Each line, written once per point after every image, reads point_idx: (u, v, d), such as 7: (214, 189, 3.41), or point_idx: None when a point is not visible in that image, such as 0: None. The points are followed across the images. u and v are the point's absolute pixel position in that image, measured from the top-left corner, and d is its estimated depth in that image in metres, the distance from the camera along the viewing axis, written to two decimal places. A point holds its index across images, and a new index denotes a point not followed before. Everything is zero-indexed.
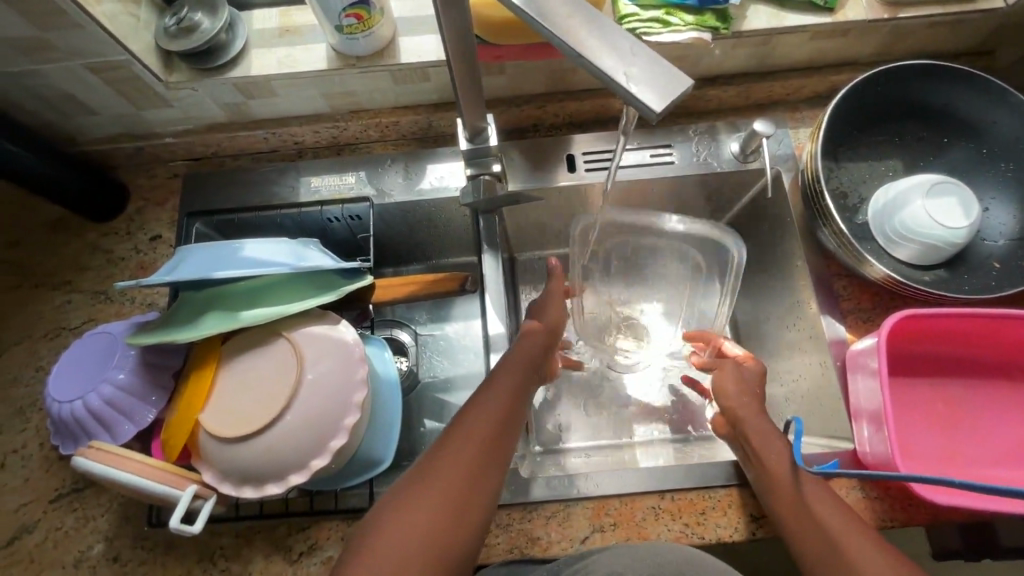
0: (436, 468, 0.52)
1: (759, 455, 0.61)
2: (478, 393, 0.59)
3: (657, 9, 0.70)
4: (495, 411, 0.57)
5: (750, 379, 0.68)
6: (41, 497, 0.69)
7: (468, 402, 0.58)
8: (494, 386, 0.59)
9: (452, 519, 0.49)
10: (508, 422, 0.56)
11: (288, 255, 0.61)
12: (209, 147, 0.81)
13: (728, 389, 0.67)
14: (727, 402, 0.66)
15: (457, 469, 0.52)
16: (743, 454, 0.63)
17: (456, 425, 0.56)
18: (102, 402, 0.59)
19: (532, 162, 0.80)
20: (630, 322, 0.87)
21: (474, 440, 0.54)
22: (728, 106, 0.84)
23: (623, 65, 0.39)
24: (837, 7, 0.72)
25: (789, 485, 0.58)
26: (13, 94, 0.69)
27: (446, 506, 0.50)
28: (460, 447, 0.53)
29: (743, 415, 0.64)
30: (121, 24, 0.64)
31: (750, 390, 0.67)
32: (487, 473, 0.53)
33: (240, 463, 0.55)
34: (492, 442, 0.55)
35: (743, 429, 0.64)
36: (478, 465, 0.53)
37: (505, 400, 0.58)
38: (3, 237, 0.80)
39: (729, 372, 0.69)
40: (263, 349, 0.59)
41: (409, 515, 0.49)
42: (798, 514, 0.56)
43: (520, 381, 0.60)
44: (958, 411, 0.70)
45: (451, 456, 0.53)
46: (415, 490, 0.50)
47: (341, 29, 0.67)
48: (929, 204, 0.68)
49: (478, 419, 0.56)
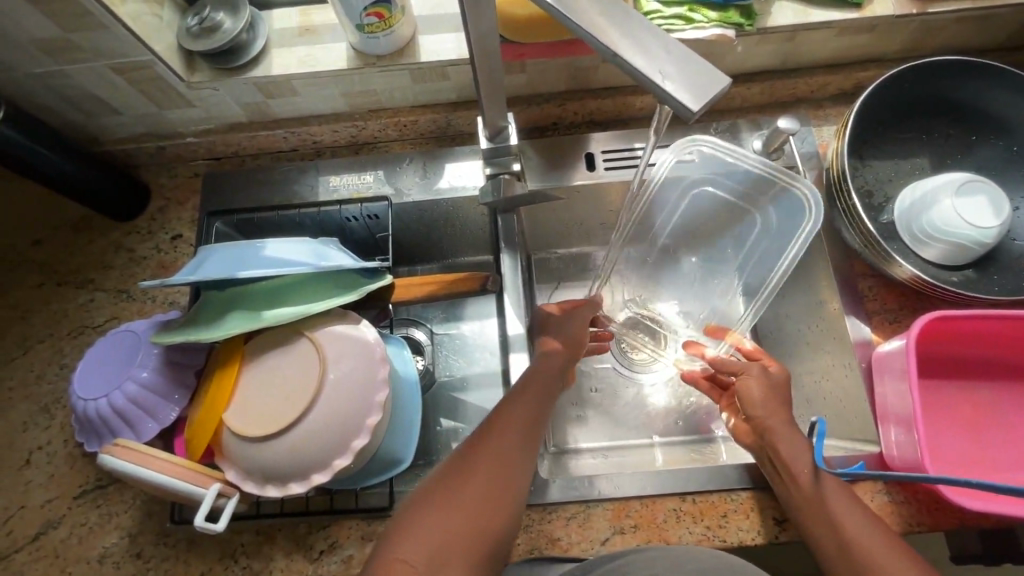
0: (463, 475, 0.52)
1: (783, 462, 0.60)
2: (506, 401, 0.60)
3: (681, 6, 0.69)
4: (523, 419, 0.58)
5: (775, 386, 0.66)
6: (66, 493, 0.69)
7: (494, 410, 0.59)
8: (521, 395, 0.60)
9: (480, 526, 0.50)
10: (535, 429, 0.58)
11: (310, 255, 0.62)
12: (230, 147, 0.82)
13: (753, 395, 0.65)
14: (754, 410, 0.64)
15: (484, 477, 0.52)
16: (765, 460, 0.62)
17: (484, 432, 0.56)
18: (126, 399, 0.60)
19: (551, 161, 0.79)
20: (647, 322, 0.88)
21: (506, 444, 0.55)
22: (751, 104, 0.82)
23: (658, 65, 0.38)
24: (865, 3, 0.71)
25: (811, 490, 0.58)
26: (40, 94, 0.70)
27: (474, 513, 0.50)
28: (488, 452, 0.54)
29: (768, 423, 0.63)
30: (145, 24, 0.65)
31: (774, 394, 0.65)
32: (514, 480, 0.54)
33: (264, 463, 0.55)
34: (520, 449, 0.55)
35: (769, 437, 0.62)
36: (510, 468, 0.54)
37: (531, 409, 0.59)
38: (27, 236, 0.81)
39: (755, 378, 0.66)
40: (286, 348, 0.59)
41: (436, 521, 0.49)
42: (820, 518, 0.56)
43: (545, 389, 0.62)
44: (987, 413, 0.68)
45: (478, 463, 0.53)
46: (442, 496, 0.51)
47: (362, 28, 0.67)
48: (958, 203, 0.67)
49: (505, 426, 0.57)
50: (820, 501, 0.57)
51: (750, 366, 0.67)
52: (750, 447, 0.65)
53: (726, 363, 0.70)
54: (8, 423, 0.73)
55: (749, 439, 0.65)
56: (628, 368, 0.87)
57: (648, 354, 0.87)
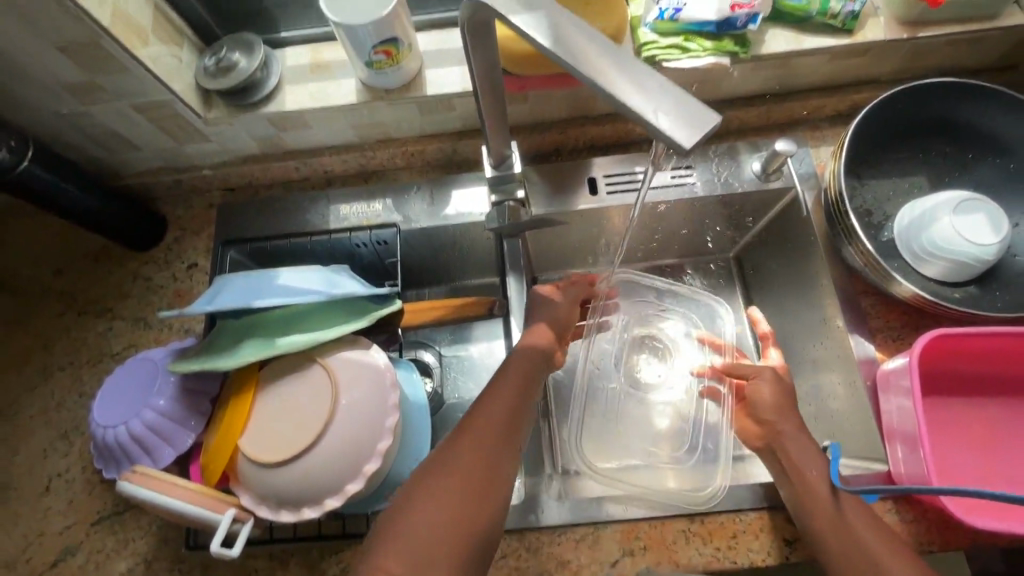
0: (448, 457, 0.54)
1: (792, 464, 0.62)
2: (494, 380, 0.61)
3: (677, 36, 0.72)
4: (508, 398, 0.59)
5: (786, 391, 0.68)
6: (83, 520, 0.71)
7: (475, 406, 0.58)
8: (505, 380, 0.60)
9: (464, 529, 0.50)
10: (521, 406, 0.59)
11: (321, 283, 0.64)
12: (244, 178, 0.85)
13: (763, 400, 0.67)
14: (765, 416, 0.67)
15: (465, 477, 0.52)
16: (772, 462, 0.64)
17: (466, 423, 0.57)
18: (144, 426, 0.62)
19: (554, 185, 0.81)
20: (646, 340, 0.87)
21: (491, 425, 0.56)
22: (750, 127, 0.84)
23: (653, 103, 0.39)
24: (856, 29, 0.73)
25: (824, 508, 0.58)
26: (64, 134, 0.73)
27: (457, 515, 0.50)
28: (474, 431, 0.55)
29: (780, 427, 0.65)
30: (165, 65, 0.68)
31: (784, 398, 0.67)
32: (498, 462, 0.54)
33: (277, 488, 0.56)
34: (506, 427, 0.57)
35: (780, 444, 0.64)
36: (494, 447, 0.55)
37: (518, 388, 0.60)
38: (49, 266, 0.84)
39: (767, 384, 0.68)
40: (298, 375, 0.60)
41: (418, 526, 0.49)
42: (842, 541, 0.56)
43: (526, 377, 0.61)
44: (994, 432, 0.68)
45: (459, 462, 0.53)
46: (421, 494, 0.51)
47: (370, 65, 0.70)
48: (956, 221, 0.68)
49: (486, 421, 0.56)
50: (839, 521, 0.57)
51: (762, 370, 0.69)
52: (759, 450, 0.68)
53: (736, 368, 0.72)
54: (29, 450, 0.75)
55: (757, 442, 0.68)
56: (635, 387, 0.84)
57: (657, 370, 0.85)
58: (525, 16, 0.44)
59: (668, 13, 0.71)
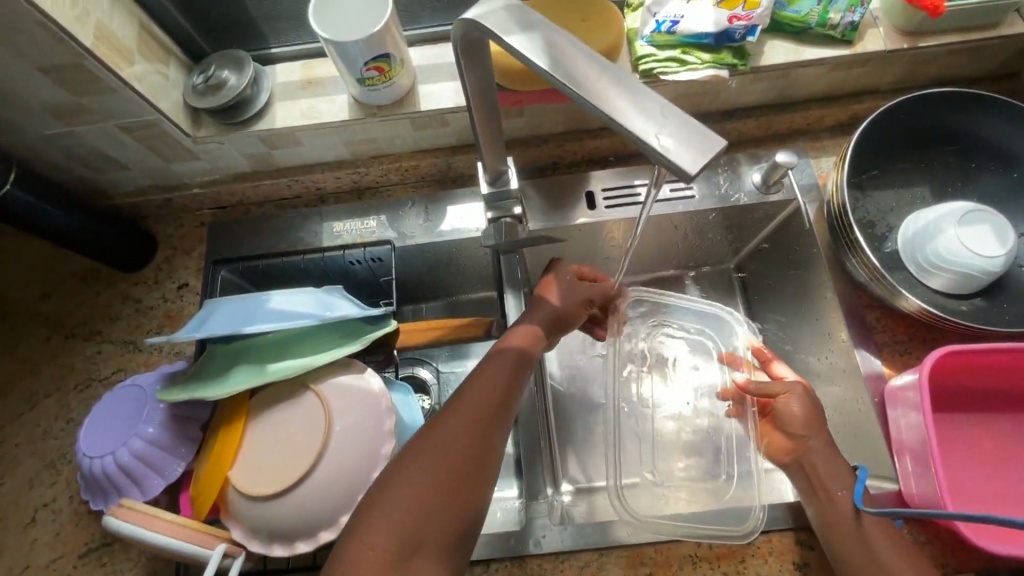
0: (432, 437, 0.51)
1: (819, 482, 0.61)
2: (483, 362, 0.58)
3: (674, 48, 0.71)
4: (497, 382, 0.56)
5: (817, 408, 0.66)
6: (70, 552, 0.68)
7: (460, 387, 0.56)
8: (495, 364, 0.57)
9: (453, 505, 0.48)
10: (509, 392, 0.56)
11: (315, 306, 0.62)
12: (235, 196, 0.83)
13: (792, 416, 0.66)
14: (795, 431, 0.65)
15: (454, 451, 0.50)
16: (800, 478, 0.63)
17: (452, 406, 0.54)
18: (132, 456, 0.60)
19: (552, 200, 0.80)
20: (649, 356, 0.81)
21: (479, 407, 0.53)
22: (750, 138, 0.83)
23: (655, 128, 0.37)
24: (855, 39, 0.72)
25: (853, 532, 0.57)
26: (49, 155, 0.72)
27: (446, 489, 0.48)
28: (461, 414, 0.52)
29: (812, 443, 0.63)
30: (151, 84, 0.67)
31: (814, 414, 0.65)
32: (484, 445, 0.51)
33: (270, 520, 0.54)
34: (493, 411, 0.54)
35: (809, 461, 0.63)
36: (481, 431, 0.52)
37: (508, 373, 0.57)
38: (36, 289, 0.82)
39: (798, 399, 0.66)
40: (292, 403, 0.58)
41: (404, 500, 0.47)
42: (876, 567, 0.55)
43: (516, 364, 0.58)
44: (1006, 448, 0.66)
45: (443, 441, 0.50)
46: (402, 475, 0.48)
47: (363, 81, 0.68)
48: (962, 232, 0.67)
49: (472, 404, 0.53)
50: (870, 547, 0.56)
51: (793, 386, 0.67)
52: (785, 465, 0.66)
53: (762, 386, 0.68)
54: (14, 480, 0.72)
55: (784, 457, 0.66)
56: (636, 403, 0.79)
57: (659, 389, 0.80)
58: (519, 37, 0.42)
59: (665, 25, 0.70)
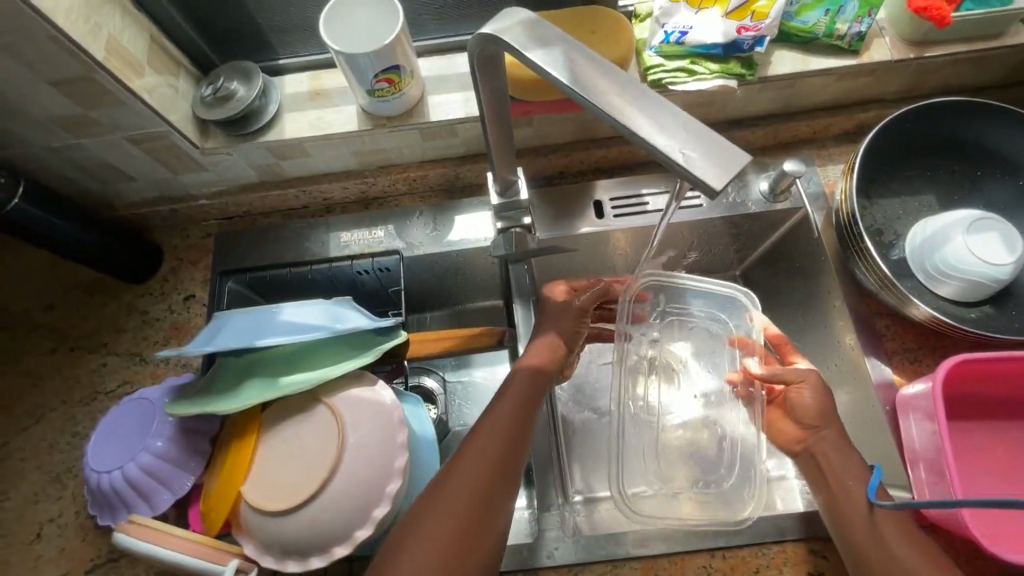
0: (444, 485, 0.50)
1: (833, 476, 0.60)
2: (495, 398, 0.57)
3: (683, 58, 0.71)
4: (508, 419, 0.54)
5: (830, 397, 0.65)
6: (77, 568, 0.68)
7: (473, 428, 0.54)
8: (506, 401, 0.56)
9: (466, 555, 0.47)
10: (522, 429, 0.54)
11: (326, 318, 0.62)
12: (242, 206, 0.83)
13: (804, 407, 0.64)
14: (807, 421, 0.64)
15: (465, 497, 0.49)
16: (811, 469, 0.63)
17: (465, 448, 0.52)
18: (140, 471, 0.59)
19: (558, 210, 0.80)
20: (659, 364, 0.77)
21: (491, 449, 0.52)
22: (756, 147, 0.83)
23: (678, 142, 0.37)
24: (862, 49, 0.73)
25: (868, 530, 0.57)
26: (56, 167, 0.71)
27: (458, 535, 0.47)
28: (472, 457, 0.51)
29: (825, 436, 0.63)
30: (161, 96, 0.67)
31: (827, 408, 0.64)
32: (496, 488, 0.50)
33: (283, 536, 0.54)
34: (504, 452, 0.52)
35: (822, 453, 0.62)
36: (493, 473, 0.51)
37: (518, 410, 0.55)
38: (40, 301, 0.81)
39: (811, 388, 0.65)
40: (305, 416, 0.58)
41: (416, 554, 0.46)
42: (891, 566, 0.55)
43: (528, 398, 0.57)
44: (1017, 454, 0.67)
45: (455, 489, 0.49)
46: (414, 527, 0.47)
47: (373, 93, 0.68)
48: (970, 241, 0.67)
49: (484, 445, 0.52)
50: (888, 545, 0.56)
51: (807, 375, 0.66)
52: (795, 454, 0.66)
53: (775, 373, 0.67)
54: (20, 495, 0.71)
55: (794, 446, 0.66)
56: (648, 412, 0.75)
57: (665, 396, 0.76)
58: (539, 52, 0.42)
59: (673, 36, 0.70)
